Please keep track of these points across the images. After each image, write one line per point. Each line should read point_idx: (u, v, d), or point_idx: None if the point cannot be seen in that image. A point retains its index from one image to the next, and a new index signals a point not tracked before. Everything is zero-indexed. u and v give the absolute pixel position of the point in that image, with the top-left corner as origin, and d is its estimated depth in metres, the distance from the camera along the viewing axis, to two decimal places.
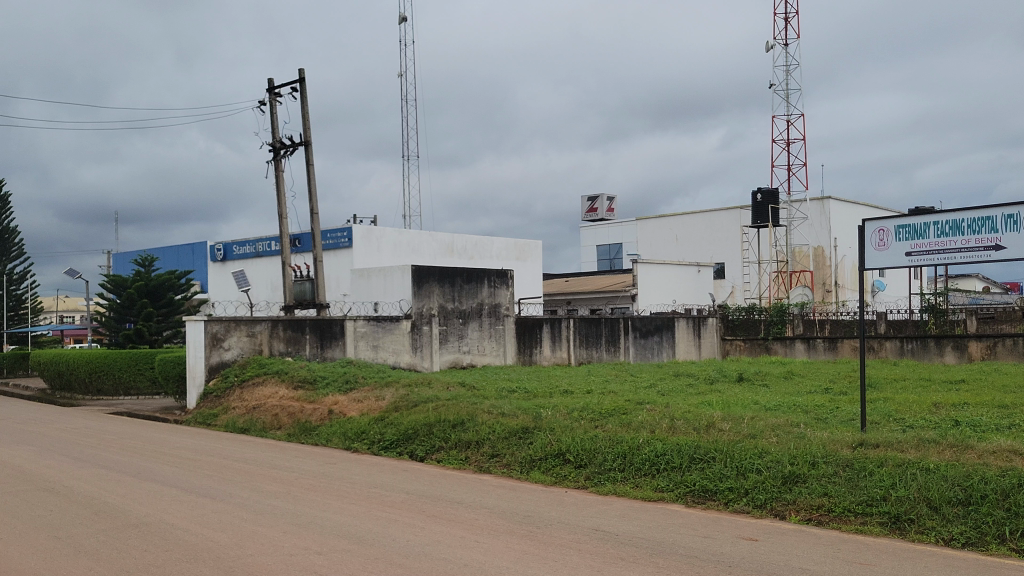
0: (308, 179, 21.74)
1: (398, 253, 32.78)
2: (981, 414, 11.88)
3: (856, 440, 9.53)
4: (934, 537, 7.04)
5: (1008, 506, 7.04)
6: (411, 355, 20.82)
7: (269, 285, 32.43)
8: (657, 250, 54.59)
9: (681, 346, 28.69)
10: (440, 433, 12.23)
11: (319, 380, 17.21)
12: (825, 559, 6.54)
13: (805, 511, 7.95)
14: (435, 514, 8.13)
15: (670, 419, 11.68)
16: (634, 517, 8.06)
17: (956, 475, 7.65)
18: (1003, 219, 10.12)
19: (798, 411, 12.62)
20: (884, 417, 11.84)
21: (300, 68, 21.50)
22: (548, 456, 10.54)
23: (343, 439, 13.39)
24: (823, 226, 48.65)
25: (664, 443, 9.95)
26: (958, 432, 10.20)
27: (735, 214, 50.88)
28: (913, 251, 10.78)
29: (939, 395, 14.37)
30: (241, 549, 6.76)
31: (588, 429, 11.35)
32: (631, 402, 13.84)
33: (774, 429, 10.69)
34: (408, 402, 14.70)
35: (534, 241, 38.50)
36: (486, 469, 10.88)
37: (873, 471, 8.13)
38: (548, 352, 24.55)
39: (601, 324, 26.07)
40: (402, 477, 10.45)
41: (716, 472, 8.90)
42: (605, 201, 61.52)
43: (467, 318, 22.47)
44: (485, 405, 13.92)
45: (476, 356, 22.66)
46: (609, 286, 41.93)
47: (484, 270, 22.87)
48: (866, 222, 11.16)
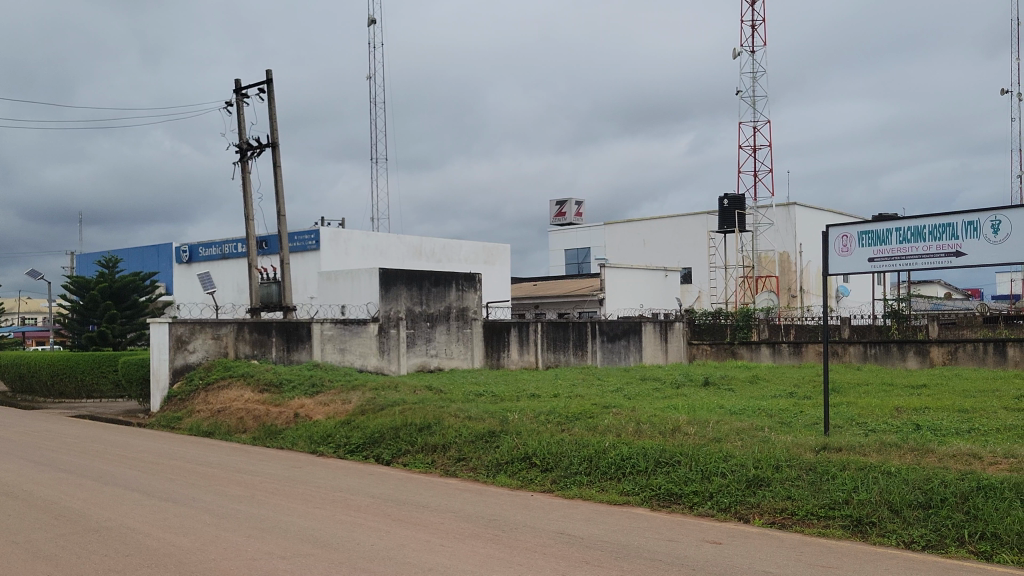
0: (275, 181, 21.57)
1: (366, 255, 32.64)
2: (942, 418, 12.04)
3: (820, 444, 9.61)
4: (895, 540, 7.11)
5: (967, 509, 7.15)
6: (379, 359, 20.71)
7: (235, 287, 32.19)
8: (625, 255, 54.75)
9: (648, 349, 28.80)
10: (407, 436, 12.20)
11: (284, 383, 17.10)
12: (789, 563, 6.59)
13: (769, 514, 8.01)
14: (399, 518, 8.10)
15: (636, 423, 11.71)
16: (599, 521, 8.08)
17: (917, 478, 7.76)
18: None
19: (762, 415, 12.72)
20: (847, 421, 11.97)
21: (267, 68, 21.33)
22: (514, 459, 10.56)
23: (309, 442, 13.31)
24: (788, 232, 49.09)
25: (629, 446, 9.99)
26: (919, 436, 10.31)
27: (702, 219, 51.34)
28: (876, 258, 10.82)
29: (902, 400, 14.54)
30: (203, 553, 6.70)
31: (555, 432, 11.42)
32: (598, 406, 13.85)
33: (739, 433, 10.76)
34: (375, 405, 14.63)
35: (502, 245, 38.54)
36: (452, 473, 10.86)
37: (835, 475, 8.20)
38: (516, 356, 24.52)
39: (568, 328, 26.10)
40: (368, 480, 10.40)
41: (682, 475, 8.95)
42: (574, 205, 61.53)
43: (435, 321, 22.43)
44: (452, 408, 13.87)
45: (444, 360, 22.61)
46: (576, 290, 42.02)
47: (453, 274, 22.85)
48: (831, 226, 10.91)
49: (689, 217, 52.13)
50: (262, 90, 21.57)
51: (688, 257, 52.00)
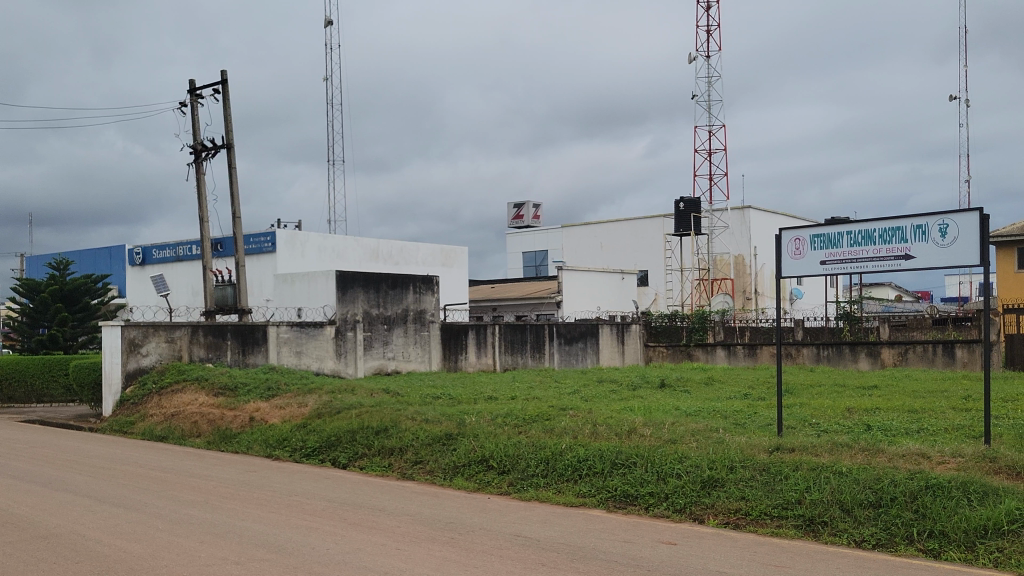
0: (230, 183, 21.37)
1: (323, 257, 32.45)
2: (892, 417, 12.28)
3: (773, 445, 9.74)
4: (847, 539, 7.22)
5: (916, 508, 7.28)
6: (335, 362, 20.55)
7: (190, 290, 31.84)
8: (582, 257, 54.99)
9: (605, 352, 28.87)
10: (364, 439, 12.13)
11: (240, 387, 16.92)
12: (742, 562, 6.67)
13: (723, 514, 8.09)
14: (355, 522, 8.07)
15: (592, 424, 11.84)
16: (555, 522, 8.10)
17: (868, 477, 7.87)
18: (911, 229, 10.36)
19: (717, 416, 12.93)
20: (800, 421, 12.18)
21: (222, 69, 21.11)
22: (471, 462, 10.57)
23: (264, 446, 13.20)
24: (743, 235, 49.88)
25: (586, 448, 10.04)
26: (870, 436, 10.49)
27: (658, 222, 51.91)
28: (828, 260, 11.01)
29: (853, 400, 14.83)
30: (155, 560, 6.61)
31: (512, 434, 11.44)
32: (554, 408, 13.87)
33: (694, 433, 10.91)
34: (331, 408, 14.54)
35: (460, 248, 38.52)
36: (409, 476, 10.83)
37: (788, 475, 8.30)
38: (473, 358, 24.51)
39: (526, 330, 26.13)
40: (323, 484, 10.33)
41: (638, 476, 9.01)
42: (531, 207, 61.52)
43: (392, 324, 22.34)
44: (410, 411, 13.82)
45: (401, 363, 22.55)
46: (534, 293, 42.09)
47: (411, 276, 22.77)
48: (782, 230, 11.36)
49: (645, 220, 52.49)
50: (217, 90, 21.35)
51: (645, 259, 52.33)
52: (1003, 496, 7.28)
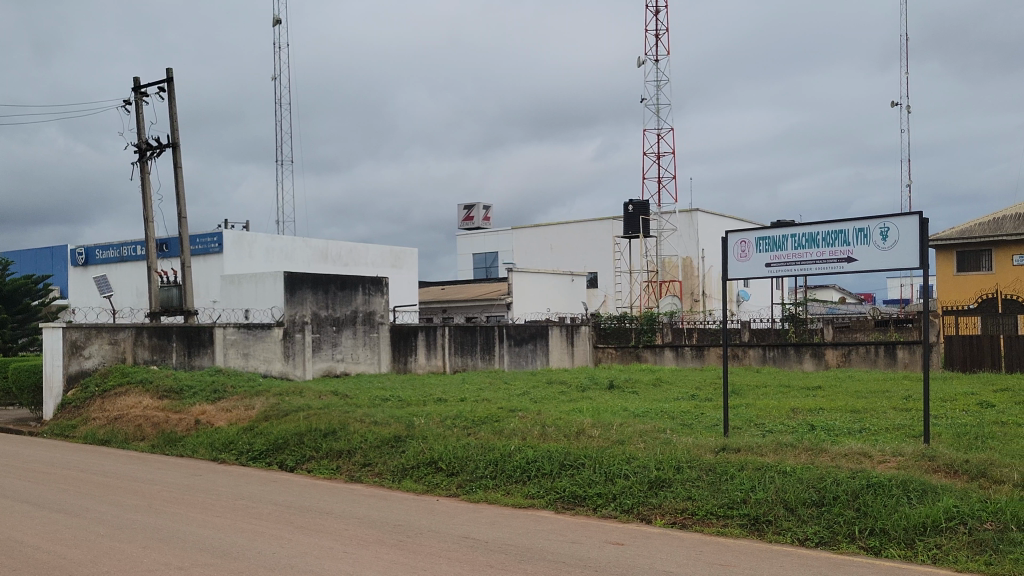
0: (176, 183, 21.06)
1: (271, 259, 32.13)
2: (835, 418, 12.47)
3: (718, 445, 9.84)
4: (790, 537, 7.32)
5: (858, 506, 7.41)
6: (284, 363, 20.41)
7: (134, 291, 31.31)
8: (532, 259, 55.17)
9: (555, 353, 28.94)
10: (312, 442, 12.03)
11: (185, 389, 16.69)
12: (688, 562, 6.72)
13: (670, 515, 8.16)
14: (301, 525, 7.99)
15: (542, 425, 11.89)
16: (504, 524, 8.10)
17: (811, 477, 7.98)
18: (854, 233, 10.53)
19: (664, 416, 13.05)
20: (745, 422, 12.34)
21: (168, 67, 20.79)
22: (420, 464, 10.54)
23: (210, 449, 13.02)
24: (691, 238, 50.39)
25: (535, 450, 10.06)
26: (813, 436, 10.66)
27: (607, 225, 52.28)
28: (772, 262, 11.14)
29: (798, 401, 15.07)
30: (96, 566, 6.49)
31: (461, 436, 11.43)
32: (503, 410, 13.83)
33: (642, 434, 11.00)
34: (279, 410, 14.42)
35: (410, 249, 38.39)
36: (357, 478, 10.77)
37: (734, 475, 8.41)
38: (423, 360, 24.45)
39: (476, 332, 26.09)
40: (271, 487, 10.23)
41: (586, 477, 9.05)
42: (482, 209, 61.51)
43: (341, 325, 22.18)
44: (358, 413, 13.73)
45: (350, 365, 22.41)
46: (484, 295, 42.08)
47: (360, 277, 22.64)
48: (728, 233, 11.49)
49: (595, 222, 52.76)
50: (162, 89, 21.03)
51: (594, 262, 52.61)
52: (942, 494, 7.44)
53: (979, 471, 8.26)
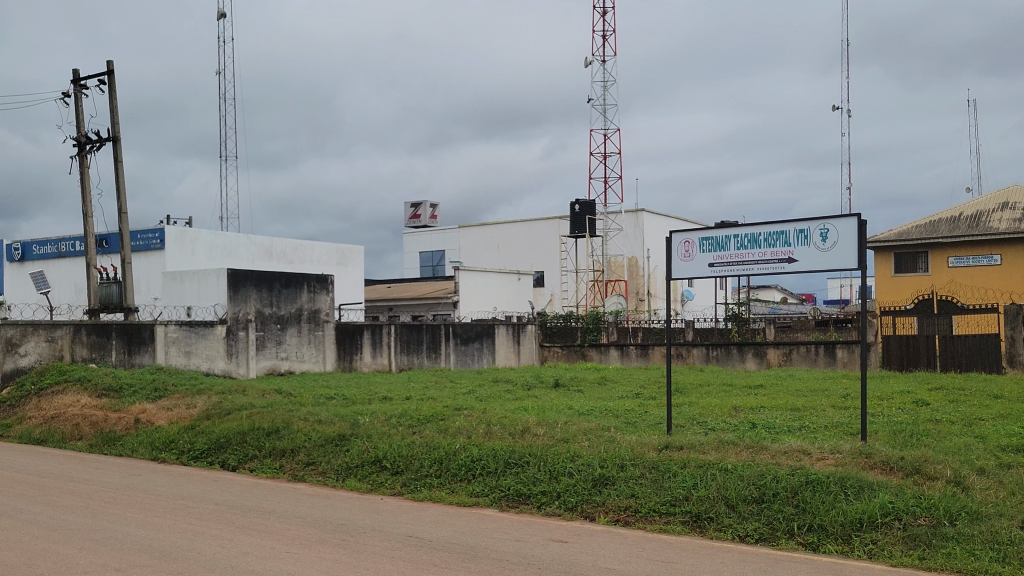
0: (116, 178, 20.68)
1: (214, 255, 31.69)
2: (777, 416, 12.64)
3: (663, 443, 9.93)
4: (731, 534, 7.41)
5: (797, 503, 7.53)
6: (226, 363, 19.99)
7: (72, 288, 30.66)
8: (479, 258, 55.14)
9: (501, 352, 28.93)
10: (254, 441, 11.90)
11: (125, 388, 16.41)
12: (631, 559, 6.76)
13: (614, 513, 8.20)
14: (243, 525, 7.89)
15: (487, 424, 11.88)
16: (449, 523, 8.08)
17: (751, 474, 8.10)
18: (795, 234, 10.67)
19: (609, 415, 13.10)
20: (688, 420, 12.44)
21: (109, 60, 20.42)
22: (364, 463, 10.47)
23: (150, 449, 12.80)
24: (636, 237, 50.77)
25: (480, 448, 10.06)
26: (755, 434, 10.81)
27: (553, 224, 52.44)
28: (715, 262, 11.26)
29: (739, 400, 15.14)
30: (29, 568, 6.34)
31: (406, 435, 11.38)
32: (448, 409, 13.79)
33: (586, 433, 11.03)
34: (221, 410, 14.20)
35: (355, 247, 38.17)
36: (301, 478, 10.67)
37: (677, 472, 8.50)
38: (369, 359, 24.32)
39: (422, 330, 25.98)
40: (212, 487, 10.08)
41: (530, 476, 9.08)
42: (428, 208, 61.30)
43: (285, 323, 21.96)
44: (301, 412, 13.56)
45: (295, 363, 22.20)
46: (430, 293, 41.91)
47: (305, 275, 22.48)
48: (673, 233, 11.60)
49: (542, 222, 52.90)
50: (102, 81, 20.65)
51: (541, 261, 52.75)
52: (877, 490, 7.60)
53: (913, 467, 8.45)
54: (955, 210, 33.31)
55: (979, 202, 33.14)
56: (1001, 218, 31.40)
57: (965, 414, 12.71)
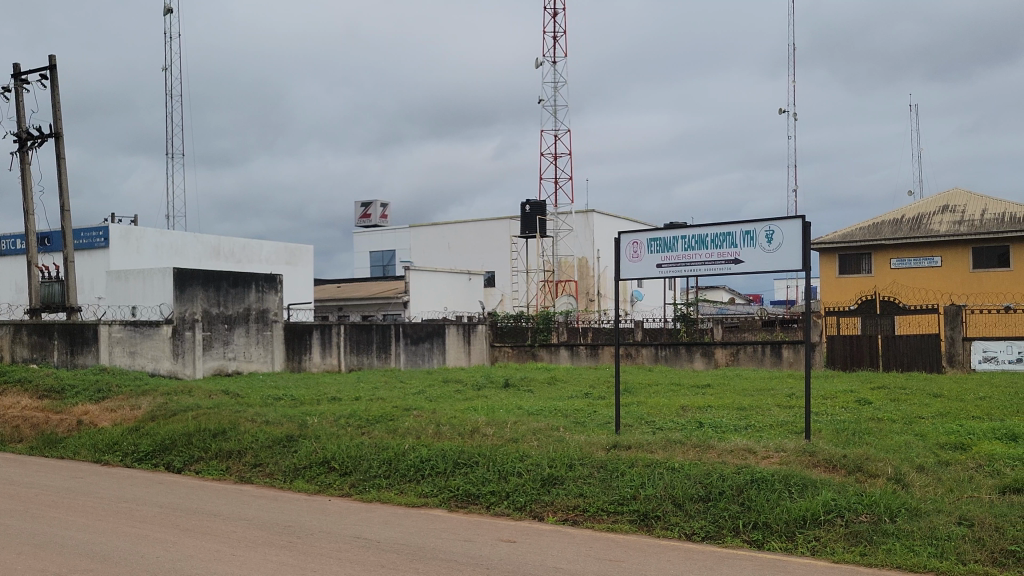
0: (58, 174, 20.29)
1: (160, 254, 31.21)
2: (723, 416, 12.77)
3: (611, 442, 10.00)
4: (677, 532, 7.48)
5: (743, 501, 7.62)
6: (172, 362, 19.64)
7: (13, 286, 30.00)
8: (430, 258, 55.05)
9: (451, 352, 28.87)
10: (200, 442, 11.75)
11: (67, 389, 16.09)
12: (579, 558, 6.78)
13: (562, 512, 8.23)
14: (188, 528, 7.79)
15: (436, 424, 11.84)
16: (397, 524, 8.05)
17: (698, 473, 8.18)
18: (741, 235, 10.80)
19: (558, 415, 13.14)
20: (637, 420, 12.53)
21: (51, 54, 20.03)
22: (312, 464, 10.39)
23: (92, 451, 12.55)
24: (587, 238, 51.02)
25: (429, 448, 10.05)
26: (701, 433, 10.94)
27: (504, 224, 52.51)
28: (663, 263, 11.35)
29: (687, 399, 15.28)
30: None
31: (355, 435, 11.32)
32: (398, 409, 13.75)
33: (536, 433, 11.05)
34: (167, 410, 14.02)
35: (304, 246, 37.86)
36: (248, 479, 10.54)
37: (624, 471, 8.56)
38: (318, 359, 24.14)
39: (372, 330, 25.84)
40: (156, 490, 9.93)
41: (479, 476, 9.08)
42: (379, 207, 61.09)
43: (233, 323, 21.70)
44: (249, 413, 13.46)
45: (242, 363, 21.93)
46: (380, 293, 41.66)
47: (253, 275, 22.24)
48: (622, 234, 11.67)
49: (493, 222, 52.95)
50: (45, 77, 20.26)
51: (491, 261, 52.78)
52: (820, 488, 7.72)
53: (855, 465, 8.61)
54: (897, 212, 33.98)
55: (920, 204, 33.87)
56: (942, 221, 32.13)
57: (906, 413, 12.98)
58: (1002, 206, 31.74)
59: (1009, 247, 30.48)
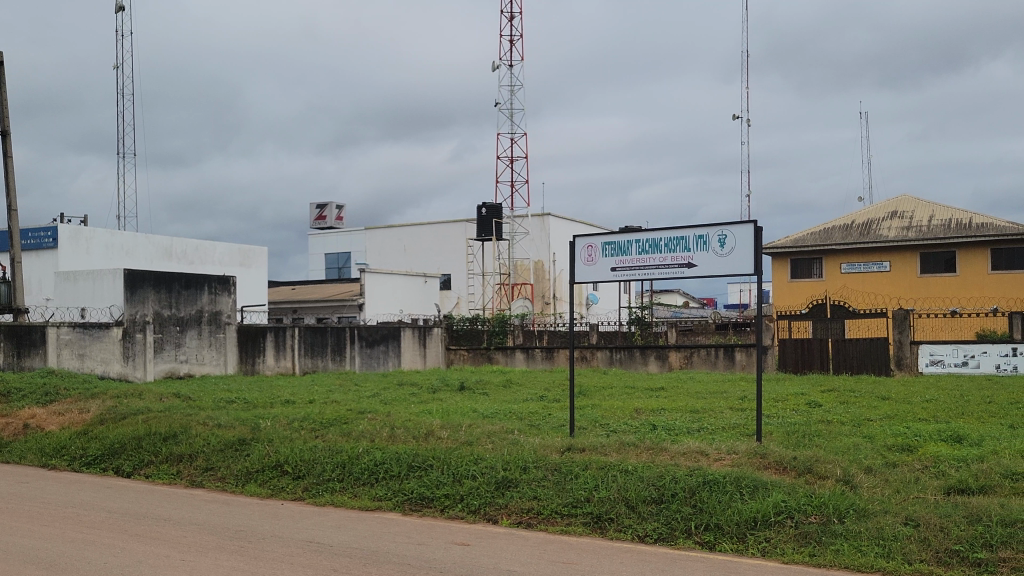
0: (5, 173, 19.90)
1: (110, 255, 30.74)
2: (676, 418, 12.86)
3: (565, 445, 10.04)
4: (631, 534, 7.54)
5: (694, 503, 7.69)
6: (123, 365, 19.47)
7: None
8: (385, 261, 54.83)
9: (407, 355, 28.77)
10: (150, 446, 11.59)
11: (13, 392, 15.79)
12: (533, 561, 6.81)
13: (516, 514, 8.25)
14: (137, 533, 7.69)
15: (391, 427, 11.78)
16: (350, 527, 8.01)
17: (651, 475, 8.23)
18: (694, 239, 10.89)
19: (513, 418, 13.15)
20: (591, 422, 12.59)
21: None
22: (265, 468, 10.29)
23: (39, 455, 12.32)
24: (543, 241, 51.18)
25: (383, 452, 10.00)
26: (655, 435, 11.02)
27: (460, 227, 52.49)
28: (618, 266, 11.43)
29: (640, 402, 15.42)
30: None
31: (308, 439, 11.24)
32: (352, 412, 13.72)
33: (490, 436, 11.06)
34: (116, 414, 13.81)
35: (258, 248, 37.50)
36: (199, 483, 10.42)
37: (578, 474, 8.59)
38: (272, 362, 23.94)
39: (327, 333, 25.66)
40: (105, 494, 9.77)
41: (433, 479, 9.06)
42: (334, 209, 60.79)
43: (185, 325, 21.43)
44: (200, 416, 13.31)
45: (194, 366, 21.66)
46: (335, 295, 41.40)
47: (205, 276, 21.96)
48: (576, 238, 11.75)
49: (449, 224, 52.89)
50: None
51: (447, 264, 52.73)
52: (771, 489, 7.82)
53: (805, 467, 8.73)
54: (848, 218, 34.49)
55: (870, 210, 34.43)
56: (891, 226, 32.68)
57: (854, 415, 13.20)
58: (948, 213, 32.40)
59: (955, 252, 31.10)
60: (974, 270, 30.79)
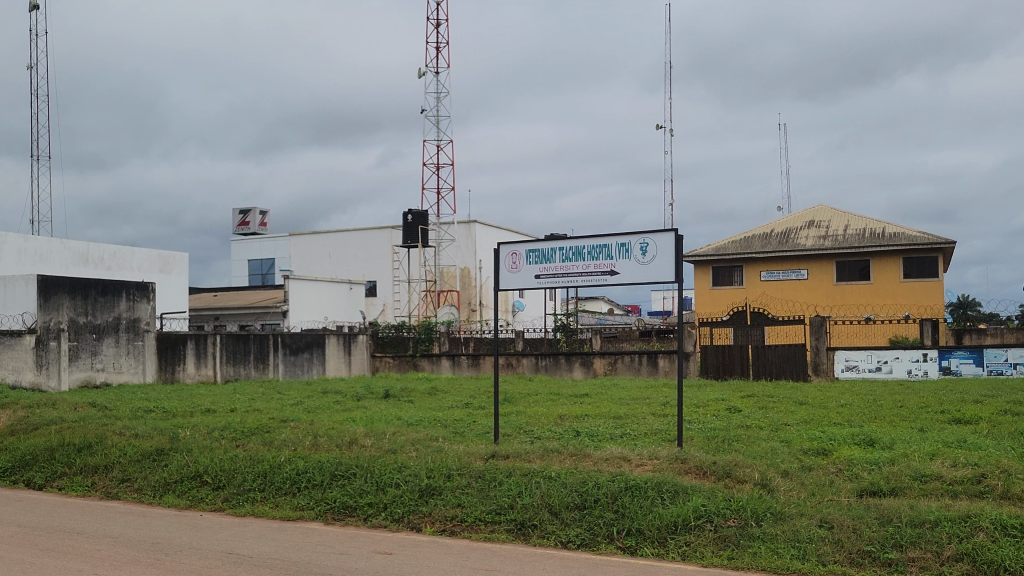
0: None
1: (23, 261, 29.84)
2: (599, 425, 12.98)
3: (489, 452, 10.03)
4: (554, 540, 7.58)
5: (616, 508, 7.76)
6: (36, 374, 18.99)
7: None
8: (310, 267, 54.27)
9: (332, 362, 28.49)
10: (63, 457, 11.27)
11: None
12: (454, 568, 6.80)
13: (440, 522, 8.25)
14: (48, 548, 7.45)
15: (313, 436, 11.62)
16: (270, 538, 7.89)
17: (574, 481, 8.29)
18: (616, 247, 11.02)
19: (437, 425, 13.10)
20: (514, 429, 12.61)
21: None
22: (184, 479, 10.09)
23: None
24: (469, 249, 51.31)
25: (305, 461, 9.88)
26: (578, 442, 11.10)
27: (386, 234, 52.27)
28: (541, 273, 11.47)
29: (564, 409, 15.48)
30: None
31: (228, 448, 11.05)
32: (274, 420, 13.51)
33: (413, 443, 11.01)
34: (27, 424, 13.38)
35: (179, 254, 36.77)
36: (114, 495, 10.16)
37: (502, 481, 8.61)
38: (192, 369, 23.45)
39: (249, 340, 25.19)
40: (16, 508, 9.45)
41: (356, 488, 8.98)
42: (258, 215, 59.98)
43: (101, 333, 20.89)
44: (117, 426, 12.97)
45: (111, 374, 21.13)
46: (259, 302, 40.76)
47: (123, 282, 21.48)
48: (500, 245, 11.71)
49: (375, 231, 52.64)
50: None
51: (373, 270, 52.45)
52: (691, 494, 7.94)
53: (724, 471, 8.89)
54: (767, 227, 35.26)
55: (788, 220, 35.26)
56: (808, 235, 33.54)
57: (771, 420, 13.48)
58: (862, 222, 33.37)
59: (869, 261, 32.05)
60: (887, 278, 31.74)
